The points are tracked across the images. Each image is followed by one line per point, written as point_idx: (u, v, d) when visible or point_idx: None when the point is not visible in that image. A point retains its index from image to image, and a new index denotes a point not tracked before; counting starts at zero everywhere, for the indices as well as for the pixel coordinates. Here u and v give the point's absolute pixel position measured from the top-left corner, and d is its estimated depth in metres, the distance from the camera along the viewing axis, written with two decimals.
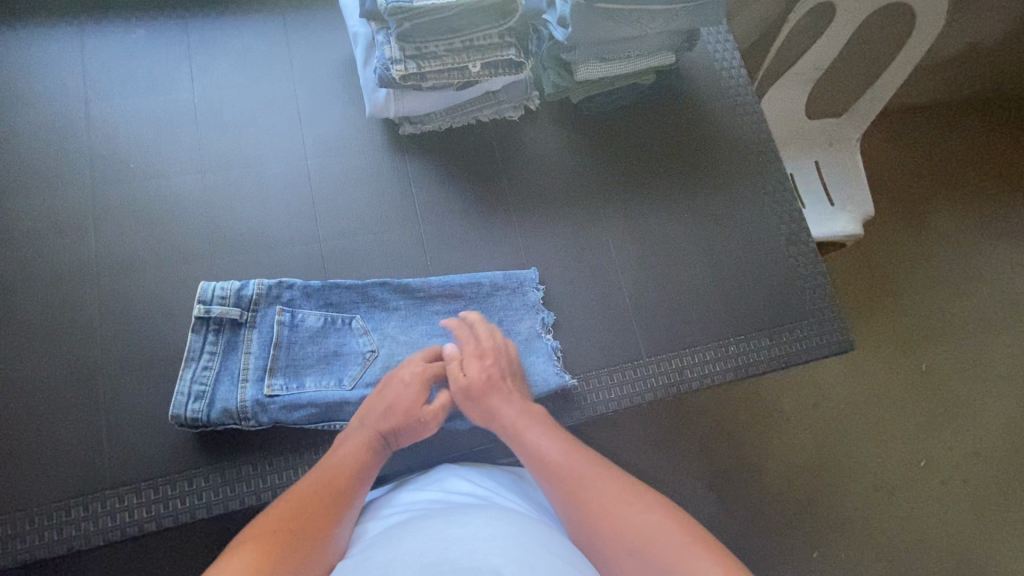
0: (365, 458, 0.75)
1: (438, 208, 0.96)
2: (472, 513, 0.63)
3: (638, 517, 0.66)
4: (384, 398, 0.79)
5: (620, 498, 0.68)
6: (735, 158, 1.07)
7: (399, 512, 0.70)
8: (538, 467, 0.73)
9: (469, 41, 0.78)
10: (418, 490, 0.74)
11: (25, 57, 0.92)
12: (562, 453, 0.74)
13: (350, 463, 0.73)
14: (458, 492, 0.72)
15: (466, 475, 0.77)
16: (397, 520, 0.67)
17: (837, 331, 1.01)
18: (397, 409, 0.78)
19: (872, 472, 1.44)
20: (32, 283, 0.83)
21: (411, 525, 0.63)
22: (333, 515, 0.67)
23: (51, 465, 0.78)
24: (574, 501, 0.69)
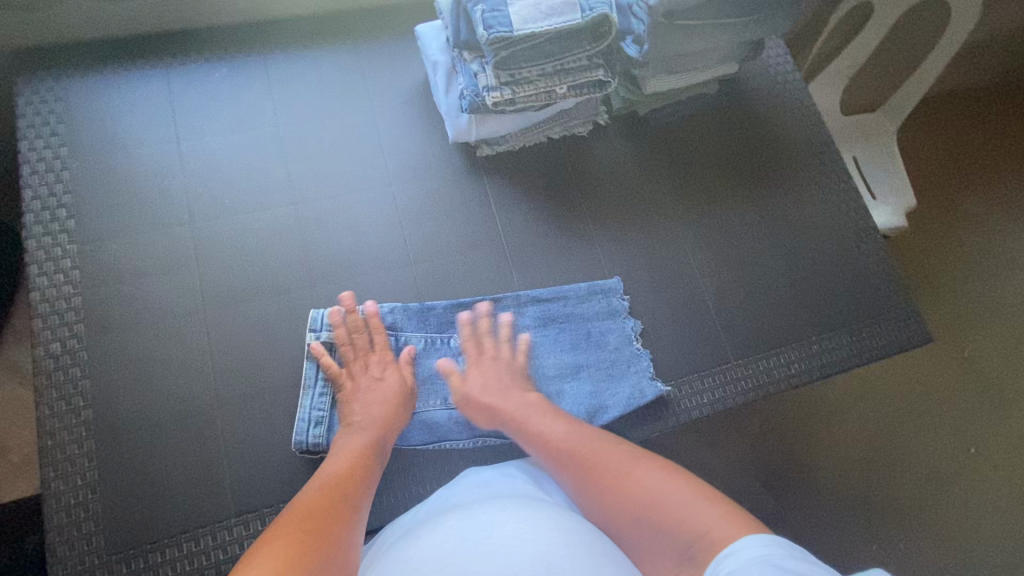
0: (366, 463, 0.76)
1: (519, 226, 0.99)
2: (491, 502, 0.67)
3: (645, 485, 0.71)
4: (354, 403, 0.82)
5: (629, 469, 0.73)
6: (799, 162, 1.09)
7: (424, 511, 0.73)
8: (547, 454, 0.77)
9: (560, 66, 0.81)
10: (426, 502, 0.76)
11: (118, 101, 0.95)
12: (564, 438, 0.78)
13: (352, 471, 0.74)
14: (482, 482, 0.75)
15: (485, 471, 0.78)
16: (424, 515, 0.71)
17: (913, 323, 1.03)
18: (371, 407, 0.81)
19: (934, 459, 1.45)
20: (143, 319, 0.86)
21: (436, 516, 0.67)
22: (348, 520, 0.67)
23: (177, 496, 0.80)
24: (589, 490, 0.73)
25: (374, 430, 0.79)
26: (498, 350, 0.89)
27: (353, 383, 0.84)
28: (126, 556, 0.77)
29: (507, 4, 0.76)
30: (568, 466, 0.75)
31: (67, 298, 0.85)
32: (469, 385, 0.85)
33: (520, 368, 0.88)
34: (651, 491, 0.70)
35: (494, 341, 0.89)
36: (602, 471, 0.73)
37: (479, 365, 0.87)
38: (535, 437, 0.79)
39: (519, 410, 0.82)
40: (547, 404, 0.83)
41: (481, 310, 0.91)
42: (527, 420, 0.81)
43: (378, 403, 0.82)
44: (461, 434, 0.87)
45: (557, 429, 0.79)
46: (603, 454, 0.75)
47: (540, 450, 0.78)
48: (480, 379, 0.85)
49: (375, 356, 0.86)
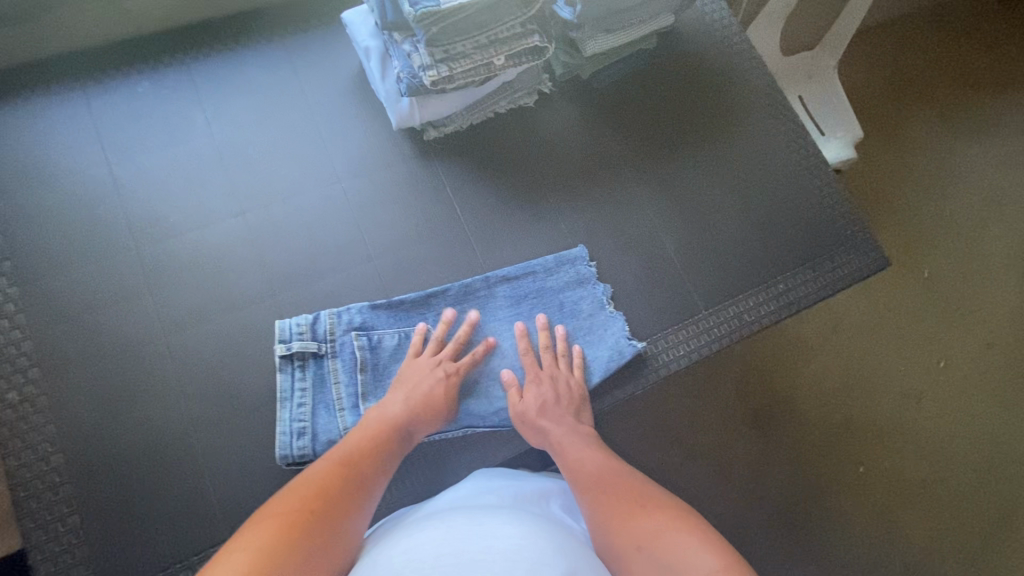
0: (387, 448, 0.76)
1: (477, 207, 0.98)
2: (496, 514, 0.67)
3: (654, 520, 0.70)
4: (402, 386, 0.82)
5: (640, 506, 0.72)
6: (745, 106, 1.10)
7: (430, 508, 0.74)
8: (572, 473, 0.80)
9: (493, 36, 0.79)
10: (452, 490, 0.78)
11: (38, 129, 0.90)
12: (595, 465, 0.81)
13: (373, 454, 0.75)
14: (492, 491, 0.76)
15: (505, 480, 0.81)
16: (427, 512, 0.72)
17: (871, 251, 1.06)
18: (417, 394, 0.81)
19: (907, 377, 1.52)
20: (101, 353, 0.83)
21: (440, 515, 0.68)
22: (352, 503, 0.69)
23: (166, 528, 0.78)
24: (604, 508, 0.74)
25: (406, 417, 0.79)
26: (558, 369, 0.89)
27: (411, 370, 0.83)
28: None
29: None
30: (590, 489, 0.77)
31: (17, 344, 0.81)
32: (526, 402, 0.86)
33: (576, 391, 0.89)
34: (656, 526, 0.69)
35: (552, 357, 0.90)
36: (621, 504, 0.73)
37: (540, 383, 0.87)
38: (563, 455, 0.82)
39: (562, 437, 0.83)
40: (587, 433, 0.85)
41: (538, 323, 0.92)
42: (571, 449, 0.83)
43: (425, 396, 0.81)
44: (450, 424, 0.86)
45: (589, 456, 0.82)
46: (624, 487, 0.76)
47: (568, 468, 0.81)
48: (539, 398, 0.86)
49: (446, 360, 0.86)
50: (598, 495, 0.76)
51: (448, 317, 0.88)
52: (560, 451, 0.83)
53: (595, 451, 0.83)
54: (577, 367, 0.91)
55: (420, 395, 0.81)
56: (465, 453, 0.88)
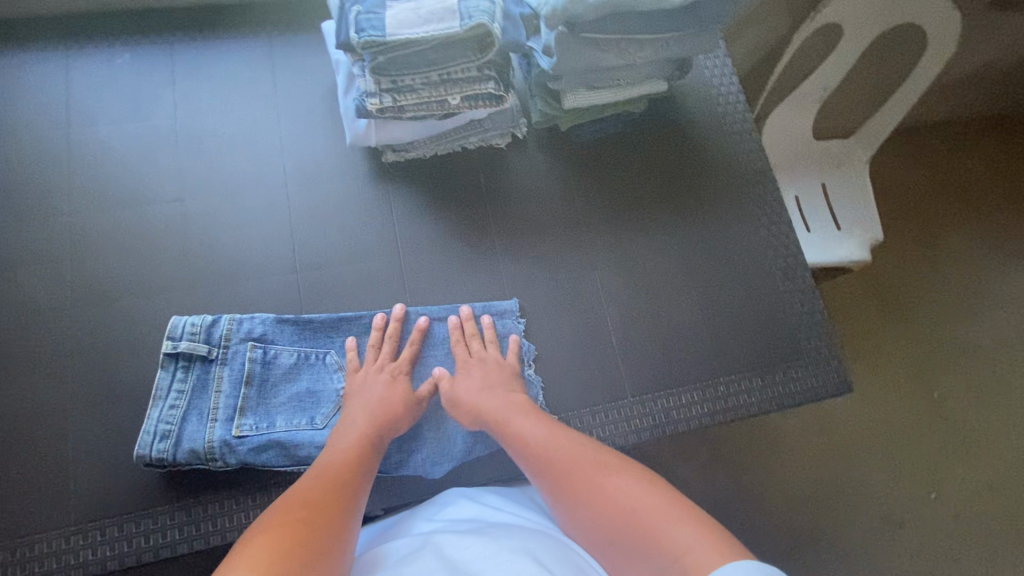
0: (364, 459, 0.74)
1: (420, 240, 0.94)
2: (479, 534, 0.64)
3: (624, 496, 0.66)
4: (356, 397, 0.81)
5: (610, 478, 0.69)
6: (730, 188, 1.03)
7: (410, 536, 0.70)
8: (535, 459, 0.74)
9: (446, 75, 0.76)
10: (428, 518, 0.74)
11: (13, 82, 0.92)
12: (547, 440, 0.75)
13: (350, 466, 0.72)
14: (467, 516, 0.72)
15: (478, 501, 0.77)
16: (407, 541, 0.67)
17: (835, 370, 0.97)
18: (372, 402, 0.80)
19: (879, 505, 1.39)
20: (5, 312, 0.83)
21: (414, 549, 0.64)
22: (342, 510, 0.66)
23: (17, 500, 0.77)
24: (567, 493, 0.70)
25: (377, 424, 0.78)
26: (485, 352, 0.88)
27: (360, 379, 0.83)
28: None
29: (385, 7, 0.71)
30: (549, 475, 0.72)
31: None
32: (451, 390, 0.84)
33: (509, 369, 0.87)
34: (630, 502, 0.66)
35: (467, 342, 0.89)
36: (581, 484, 0.69)
37: (467, 367, 0.86)
38: (522, 442, 0.76)
39: (498, 415, 0.80)
40: (532, 407, 0.81)
41: (465, 312, 0.90)
42: (511, 424, 0.79)
43: (384, 401, 0.80)
44: None
45: (549, 437, 0.76)
46: (592, 466, 0.71)
47: (529, 454, 0.75)
48: (462, 381, 0.84)
49: (394, 362, 0.85)
50: (557, 481, 0.71)
51: (397, 313, 0.88)
52: (501, 428, 0.79)
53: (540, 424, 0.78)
54: (512, 352, 0.89)
55: (372, 403, 0.80)
56: None
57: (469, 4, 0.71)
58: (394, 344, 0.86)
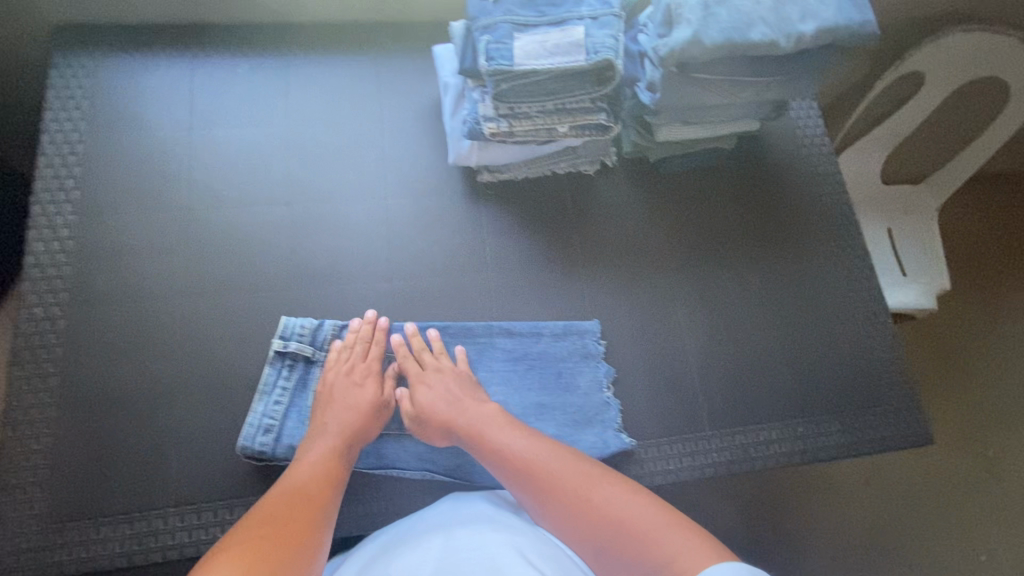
0: (335, 470, 0.74)
1: (507, 258, 0.97)
2: (469, 536, 0.66)
3: (613, 504, 0.68)
4: (330, 404, 0.81)
5: (595, 488, 0.70)
6: (813, 230, 1.04)
7: (391, 539, 0.71)
8: (514, 472, 0.74)
9: (561, 105, 0.79)
10: (412, 518, 0.75)
11: (144, 84, 0.99)
12: (523, 451, 0.75)
13: (321, 478, 0.72)
14: (456, 512, 0.73)
15: (461, 501, 0.77)
16: (397, 543, 0.69)
17: (913, 421, 0.96)
18: (347, 411, 0.81)
19: (932, 562, 1.35)
20: (123, 298, 0.88)
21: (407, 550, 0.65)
22: (313, 520, 0.66)
23: (122, 477, 0.82)
24: (551, 502, 0.70)
25: (347, 434, 0.79)
26: (439, 361, 0.87)
27: (331, 384, 0.83)
28: (63, 526, 0.79)
29: (514, 37, 0.75)
30: (528, 482, 0.73)
31: (59, 267, 0.88)
32: (420, 401, 0.82)
33: (466, 379, 0.86)
34: (616, 507, 0.67)
35: (432, 357, 0.87)
36: (564, 492, 0.70)
37: (422, 379, 0.85)
38: (498, 455, 0.76)
39: (471, 429, 0.79)
40: (506, 416, 0.81)
41: (409, 329, 0.89)
42: (486, 439, 0.78)
43: (353, 410, 0.81)
44: (409, 465, 0.85)
45: (528, 448, 0.75)
46: (568, 477, 0.71)
47: (508, 468, 0.75)
48: (430, 392, 0.83)
49: (363, 363, 0.86)
50: (541, 489, 0.71)
51: (380, 324, 0.88)
52: (474, 444, 0.79)
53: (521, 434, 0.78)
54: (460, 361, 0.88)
55: (344, 410, 0.80)
56: (418, 499, 0.85)
57: (595, 40, 0.74)
58: (370, 346, 0.87)
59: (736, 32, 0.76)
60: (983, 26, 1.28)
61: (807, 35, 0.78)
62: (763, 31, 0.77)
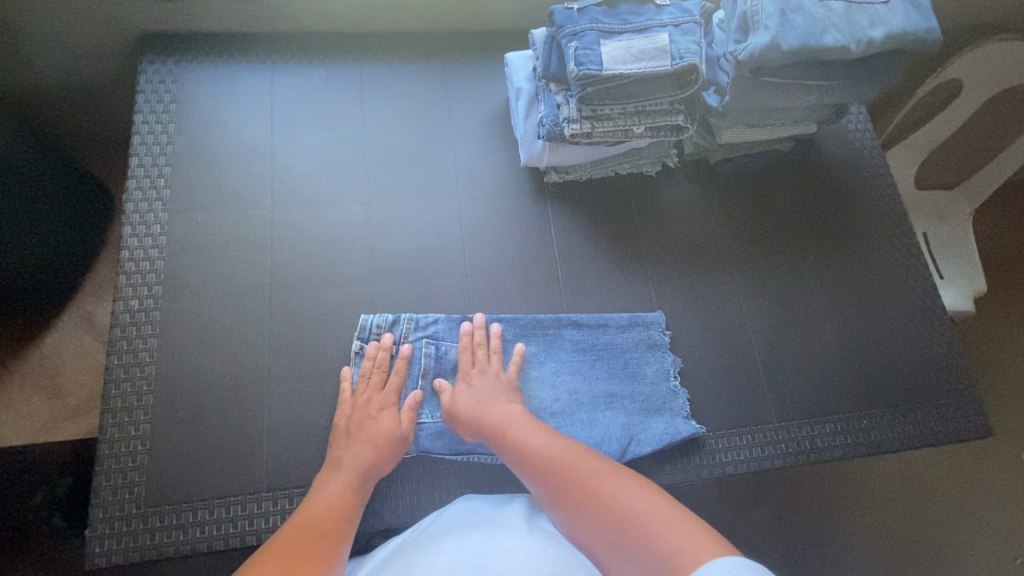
0: (348, 504, 0.74)
1: (575, 255, 1.01)
2: (494, 530, 0.68)
3: (622, 501, 0.69)
4: (349, 439, 0.81)
5: (605, 484, 0.72)
6: (868, 230, 1.07)
7: (412, 537, 0.73)
8: (532, 466, 0.77)
9: (641, 107, 0.83)
10: (436, 515, 0.77)
11: (227, 89, 1.04)
12: (541, 447, 0.78)
13: (335, 510, 0.72)
14: (476, 512, 0.75)
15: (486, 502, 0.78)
16: (416, 538, 0.71)
17: (974, 415, 0.98)
18: (368, 445, 0.80)
19: (980, 565, 1.36)
20: (213, 291, 0.92)
21: (423, 545, 0.67)
22: (322, 555, 0.66)
23: (216, 463, 0.85)
24: (563, 498, 0.73)
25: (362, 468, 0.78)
26: (488, 363, 0.90)
27: (351, 417, 0.83)
28: (162, 510, 0.82)
29: (600, 44, 0.78)
30: (544, 478, 0.75)
31: (152, 261, 0.92)
32: (458, 401, 0.86)
33: (509, 384, 0.88)
34: (626, 504, 0.69)
35: (485, 352, 0.91)
36: (576, 489, 0.73)
37: (469, 379, 0.88)
38: (517, 450, 0.79)
39: (499, 425, 0.82)
40: (529, 417, 0.83)
41: (475, 321, 0.92)
42: (507, 435, 0.81)
43: (371, 443, 0.81)
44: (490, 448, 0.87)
45: (546, 446, 0.78)
46: (583, 473, 0.74)
47: (525, 462, 0.78)
48: (470, 392, 0.86)
49: (380, 394, 0.86)
50: (554, 484, 0.74)
51: (403, 351, 0.89)
52: (498, 440, 0.81)
53: (540, 432, 0.81)
54: (514, 363, 0.90)
55: (360, 445, 0.80)
56: (498, 486, 0.88)
57: (679, 45, 0.78)
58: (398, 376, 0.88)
59: (812, 38, 0.80)
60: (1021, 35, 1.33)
61: (876, 41, 0.82)
62: (836, 37, 0.81)
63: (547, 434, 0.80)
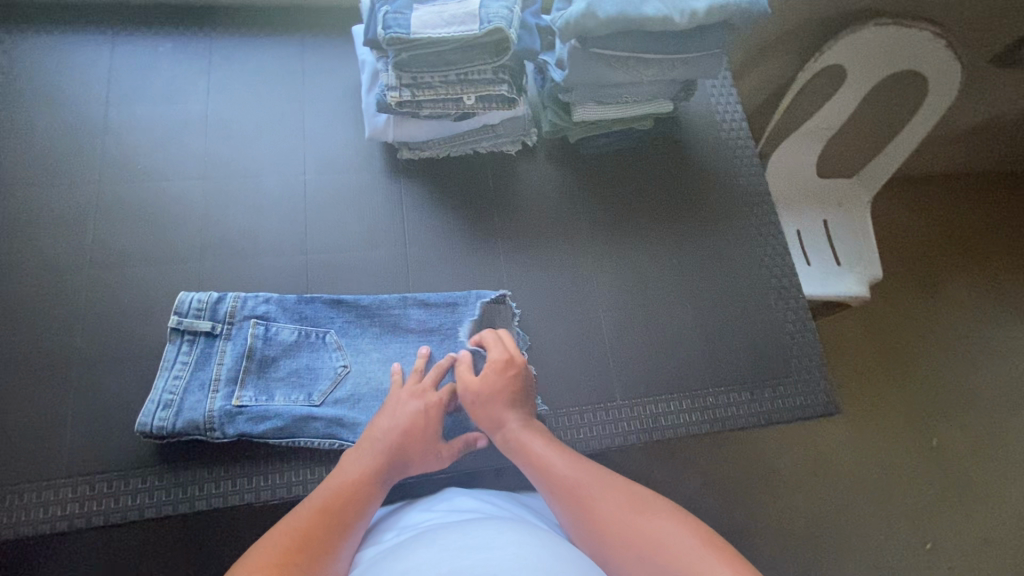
0: (372, 489, 0.74)
1: (426, 233, 0.98)
2: (486, 522, 0.66)
3: (653, 528, 0.66)
4: (383, 417, 0.80)
5: (636, 509, 0.69)
6: (729, 210, 1.07)
7: (410, 530, 0.71)
8: (539, 475, 0.75)
9: (463, 75, 0.81)
10: (426, 510, 0.76)
11: (61, 61, 0.99)
12: (569, 468, 0.75)
13: (360, 493, 0.73)
14: (467, 509, 0.74)
15: (475, 498, 0.78)
16: (415, 531, 0.69)
17: (825, 392, 0.98)
18: (397, 431, 0.78)
19: (868, 548, 1.38)
20: (27, 269, 0.87)
21: (426, 535, 0.65)
22: (335, 550, 0.66)
23: (13, 449, 0.80)
24: (578, 510, 0.71)
25: (391, 451, 0.77)
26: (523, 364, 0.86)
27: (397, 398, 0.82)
28: None
29: (411, 9, 0.77)
30: (564, 497, 0.72)
31: None
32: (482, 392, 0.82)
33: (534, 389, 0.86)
34: (655, 532, 0.66)
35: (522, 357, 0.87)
36: (607, 506, 0.69)
37: (502, 376, 0.83)
38: (531, 463, 0.76)
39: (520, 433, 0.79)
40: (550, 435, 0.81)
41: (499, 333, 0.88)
42: (531, 445, 0.78)
43: (409, 423, 0.79)
44: (318, 433, 0.82)
45: (553, 457, 0.76)
46: (594, 490, 0.72)
47: (533, 471, 0.76)
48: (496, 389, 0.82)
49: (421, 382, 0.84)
50: (570, 498, 0.72)
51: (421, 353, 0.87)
52: (520, 451, 0.78)
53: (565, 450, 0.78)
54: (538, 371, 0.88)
55: (394, 428, 0.78)
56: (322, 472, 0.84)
57: (489, 10, 0.77)
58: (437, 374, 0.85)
59: (630, 6, 0.80)
60: (897, 20, 1.32)
61: (699, 12, 0.82)
62: (656, 6, 0.81)
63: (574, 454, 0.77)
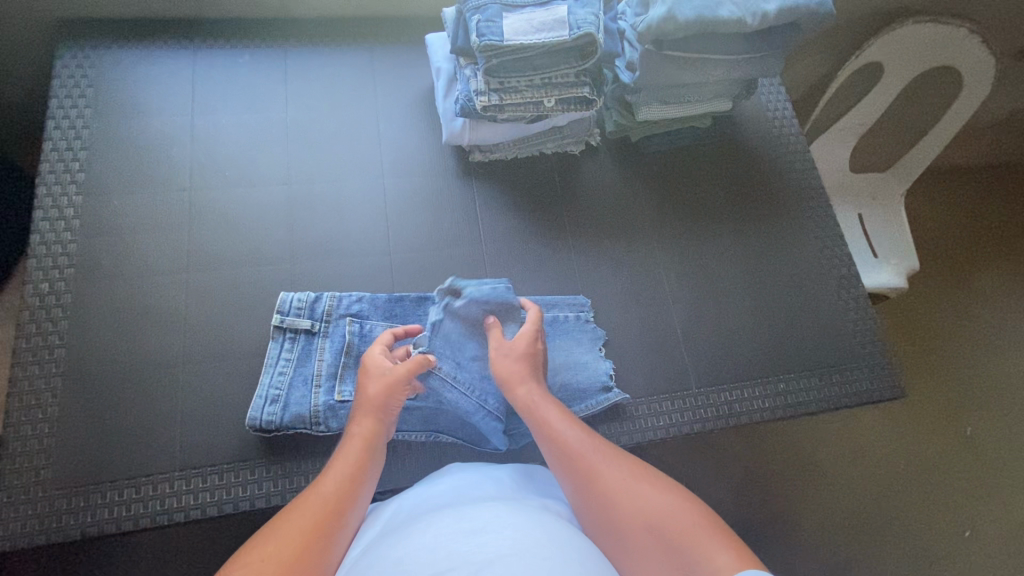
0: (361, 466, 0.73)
1: (500, 232, 1.02)
2: (485, 507, 0.63)
3: (654, 502, 0.66)
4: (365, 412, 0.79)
5: (641, 483, 0.69)
6: (786, 204, 1.11)
7: (409, 508, 0.69)
8: (545, 438, 0.76)
9: (547, 79, 0.86)
10: (428, 485, 0.75)
11: (147, 74, 1.03)
12: (575, 435, 0.75)
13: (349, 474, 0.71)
14: (465, 488, 0.71)
15: (482, 472, 0.77)
16: (412, 513, 0.67)
17: (887, 377, 1.01)
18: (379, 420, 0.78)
19: (915, 534, 1.41)
20: (129, 273, 0.91)
21: (421, 519, 0.63)
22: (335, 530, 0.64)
23: (126, 445, 0.83)
24: (577, 479, 0.71)
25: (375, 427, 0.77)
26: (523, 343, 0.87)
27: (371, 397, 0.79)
28: (69, 493, 0.80)
29: (503, 16, 0.81)
30: (568, 465, 0.72)
31: (64, 244, 0.91)
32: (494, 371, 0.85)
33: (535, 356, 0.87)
34: (657, 508, 0.66)
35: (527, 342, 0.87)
36: (614, 479, 0.70)
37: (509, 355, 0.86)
38: (543, 426, 0.77)
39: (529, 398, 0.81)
40: (552, 400, 0.82)
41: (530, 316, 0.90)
42: (538, 409, 0.79)
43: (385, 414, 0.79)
44: (414, 426, 0.87)
45: (563, 425, 0.77)
46: (600, 458, 0.72)
47: (542, 435, 0.77)
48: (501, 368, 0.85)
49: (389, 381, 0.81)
50: (568, 465, 0.72)
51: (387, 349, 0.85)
52: (527, 411, 0.80)
53: (569, 419, 0.78)
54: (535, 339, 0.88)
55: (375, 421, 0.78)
56: (417, 463, 0.87)
57: (577, 17, 0.82)
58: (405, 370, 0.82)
59: (707, 10, 0.84)
60: (935, 17, 1.38)
61: (771, 14, 0.86)
62: (731, 10, 0.85)
63: (575, 422, 0.78)
